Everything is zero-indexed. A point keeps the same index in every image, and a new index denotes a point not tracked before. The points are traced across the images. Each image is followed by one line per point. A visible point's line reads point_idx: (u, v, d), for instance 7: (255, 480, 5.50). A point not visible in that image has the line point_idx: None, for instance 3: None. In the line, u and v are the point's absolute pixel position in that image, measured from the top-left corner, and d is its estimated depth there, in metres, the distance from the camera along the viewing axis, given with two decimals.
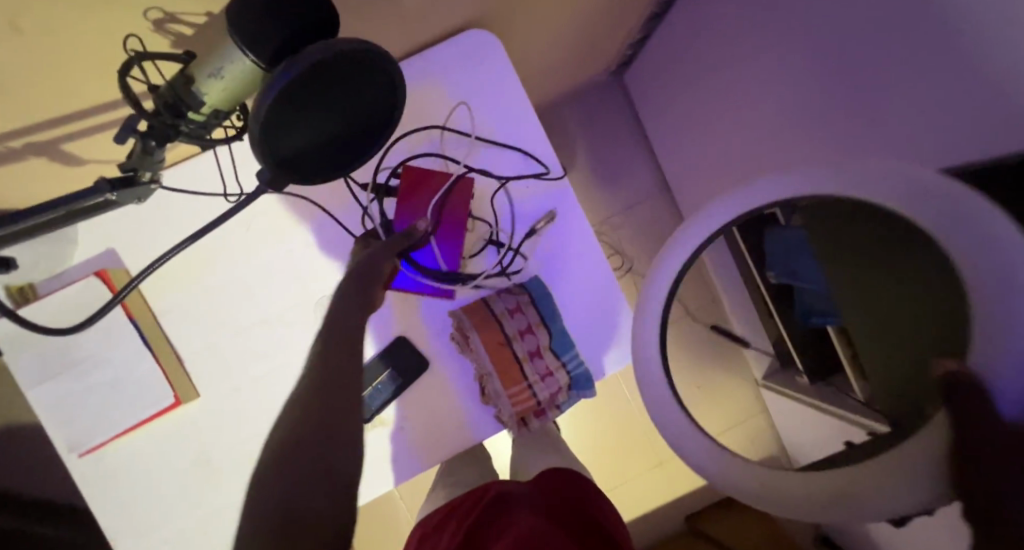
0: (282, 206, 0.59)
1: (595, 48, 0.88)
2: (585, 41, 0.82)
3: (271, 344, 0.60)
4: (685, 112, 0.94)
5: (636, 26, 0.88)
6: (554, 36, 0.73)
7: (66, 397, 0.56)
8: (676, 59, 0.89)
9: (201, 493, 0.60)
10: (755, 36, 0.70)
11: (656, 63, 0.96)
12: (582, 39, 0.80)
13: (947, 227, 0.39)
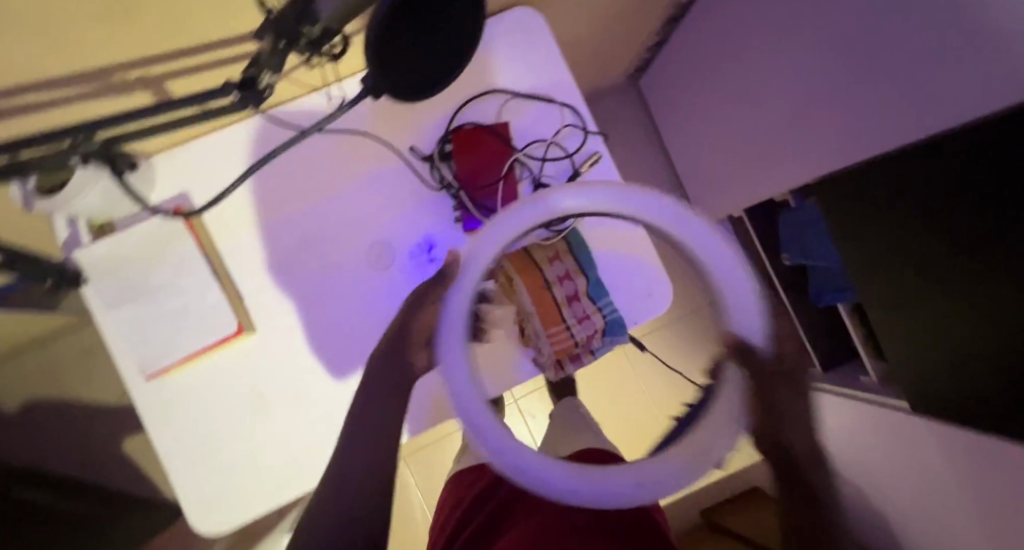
0: (341, 146, 0.60)
1: (620, 52, 0.95)
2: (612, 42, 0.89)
3: (325, 284, 0.60)
4: (700, 115, 1.01)
5: (657, 30, 0.94)
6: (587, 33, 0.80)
7: (130, 328, 0.56)
8: (693, 64, 0.95)
9: (252, 426, 0.60)
10: (770, 38, 0.75)
11: (673, 68, 1.02)
12: (610, 39, 0.87)
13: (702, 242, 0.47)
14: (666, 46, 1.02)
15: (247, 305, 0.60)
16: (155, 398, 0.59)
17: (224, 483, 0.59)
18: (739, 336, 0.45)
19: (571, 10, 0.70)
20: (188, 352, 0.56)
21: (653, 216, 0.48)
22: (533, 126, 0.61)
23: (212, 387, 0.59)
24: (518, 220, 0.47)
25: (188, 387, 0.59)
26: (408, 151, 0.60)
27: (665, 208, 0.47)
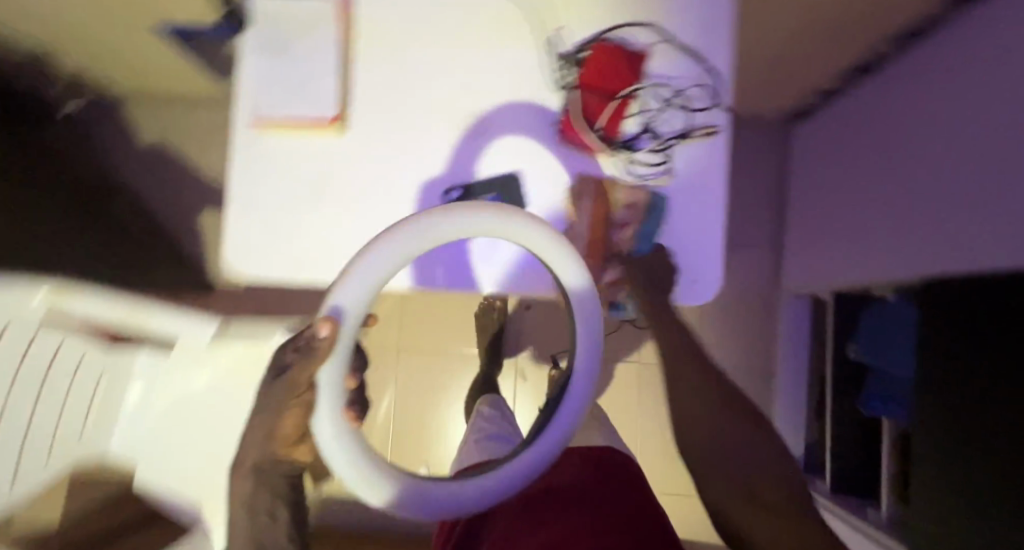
0: (498, 16, 0.62)
1: (788, 77, 0.94)
2: (783, 60, 0.88)
3: (422, 123, 0.62)
4: (831, 176, 0.97)
5: (834, 73, 0.91)
6: (764, 31, 0.81)
7: (258, 75, 0.62)
8: (847, 123, 0.92)
9: (303, 211, 0.63)
10: (930, 108, 0.71)
11: (828, 122, 0.99)
12: (781, 56, 0.87)
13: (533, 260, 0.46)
14: (835, 97, 0.98)
15: (347, 110, 0.63)
16: (237, 147, 0.62)
17: (255, 245, 0.63)
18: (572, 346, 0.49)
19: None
20: (290, 117, 0.62)
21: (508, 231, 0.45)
22: (670, 71, 0.60)
23: (286, 160, 0.63)
24: (390, 254, 0.41)
25: (271, 151, 0.63)
26: (550, 36, 0.60)
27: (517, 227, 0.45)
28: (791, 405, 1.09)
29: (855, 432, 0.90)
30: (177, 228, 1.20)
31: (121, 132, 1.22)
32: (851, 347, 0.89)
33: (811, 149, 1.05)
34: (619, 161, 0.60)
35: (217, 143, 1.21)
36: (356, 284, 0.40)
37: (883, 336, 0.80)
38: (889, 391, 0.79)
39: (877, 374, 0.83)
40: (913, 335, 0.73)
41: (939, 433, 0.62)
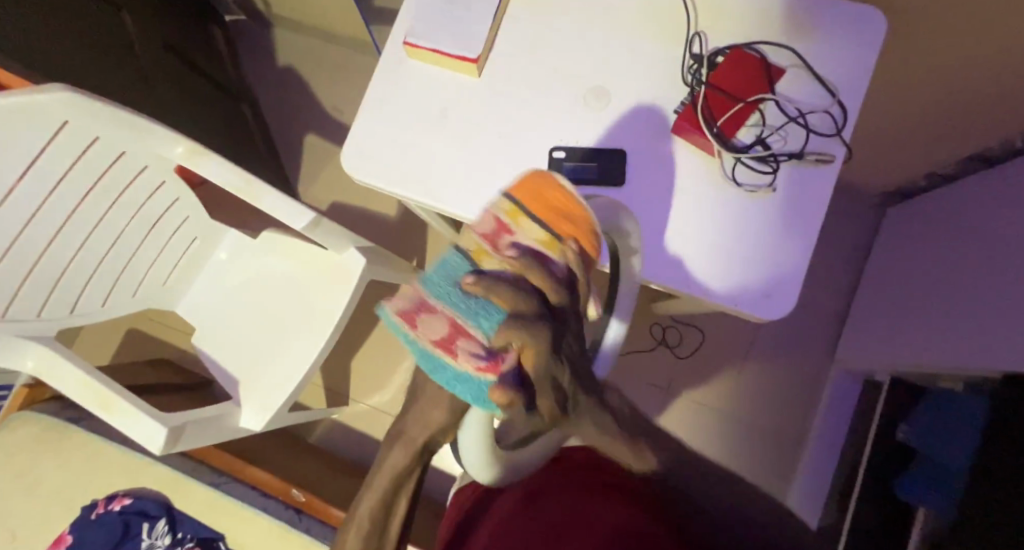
0: (645, 10, 0.66)
1: (901, 148, 0.95)
2: (905, 124, 0.89)
3: (546, 88, 0.68)
4: (915, 258, 0.96)
5: (947, 159, 0.91)
6: (896, 83, 0.82)
7: (419, 4, 0.68)
8: (946, 210, 0.91)
9: (417, 133, 0.69)
10: None
11: (927, 207, 0.98)
12: (904, 118, 0.88)
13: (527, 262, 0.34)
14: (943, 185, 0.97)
15: (488, 58, 0.69)
16: (387, 65, 0.70)
17: (367, 150, 0.69)
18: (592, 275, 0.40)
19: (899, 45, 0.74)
20: (433, 48, 0.66)
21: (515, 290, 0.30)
22: (798, 95, 0.62)
23: (424, 88, 0.69)
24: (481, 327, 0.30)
25: (408, 75, 0.70)
26: (691, 36, 0.64)
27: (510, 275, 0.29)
28: (813, 478, 1.06)
29: (878, 516, 0.89)
30: (285, 142, 1.31)
31: (265, 46, 1.34)
32: (901, 429, 0.89)
33: (900, 231, 1.04)
34: (729, 162, 0.61)
35: (341, 76, 1.31)
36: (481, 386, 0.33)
37: (940, 423, 0.79)
38: (934, 477, 0.77)
39: (924, 461, 0.81)
40: (976, 425, 0.72)
41: (974, 516, 0.61)
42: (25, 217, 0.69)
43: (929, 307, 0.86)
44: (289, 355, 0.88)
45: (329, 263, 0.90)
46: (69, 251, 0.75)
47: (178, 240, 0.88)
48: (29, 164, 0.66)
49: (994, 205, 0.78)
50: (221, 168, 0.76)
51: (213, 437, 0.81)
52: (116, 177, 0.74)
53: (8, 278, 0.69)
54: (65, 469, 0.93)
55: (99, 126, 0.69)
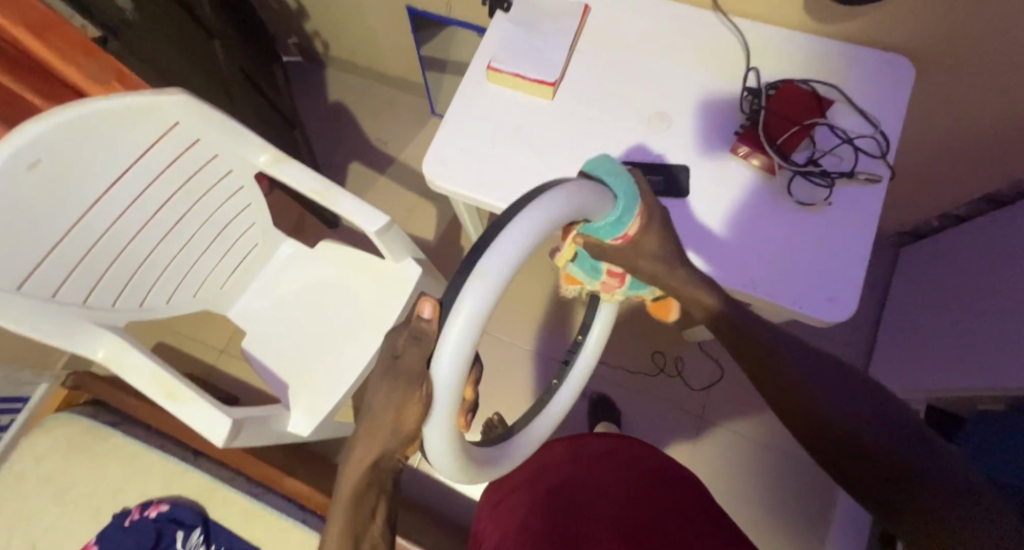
0: (701, 52, 0.77)
1: (922, 189, 1.05)
2: (926, 165, 0.99)
3: (615, 111, 0.75)
4: (939, 289, 1.05)
5: (962, 199, 1.02)
6: (918, 129, 0.93)
7: (502, 38, 0.77)
8: (966, 243, 1.01)
9: (495, 145, 0.74)
10: None
11: (944, 243, 1.08)
12: (927, 160, 0.98)
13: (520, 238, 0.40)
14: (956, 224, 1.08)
15: (561, 84, 0.76)
16: (468, 86, 0.77)
17: (448, 158, 0.74)
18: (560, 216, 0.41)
19: (924, 95, 0.85)
20: (515, 71, 0.74)
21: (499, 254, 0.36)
22: (842, 126, 0.72)
23: (502, 106, 0.76)
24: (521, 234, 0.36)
25: (488, 95, 0.76)
26: (747, 70, 0.74)
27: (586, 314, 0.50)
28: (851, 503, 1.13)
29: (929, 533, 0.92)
30: (330, 169, 1.37)
31: (317, 82, 1.44)
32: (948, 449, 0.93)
33: (919, 267, 1.14)
34: (788, 177, 0.70)
35: (390, 111, 1.40)
36: (451, 363, 0.35)
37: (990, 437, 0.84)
38: None
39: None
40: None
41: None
42: (121, 208, 0.73)
43: (963, 329, 0.93)
44: (342, 360, 0.89)
45: (383, 272, 0.93)
46: (150, 245, 0.78)
47: (242, 245, 0.91)
48: (135, 158, 0.71)
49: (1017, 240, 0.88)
50: (302, 174, 0.80)
51: (264, 438, 0.80)
52: (205, 177, 0.79)
53: (93, 267, 0.72)
54: (100, 476, 0.92)
55: (200, 127, 0.74)
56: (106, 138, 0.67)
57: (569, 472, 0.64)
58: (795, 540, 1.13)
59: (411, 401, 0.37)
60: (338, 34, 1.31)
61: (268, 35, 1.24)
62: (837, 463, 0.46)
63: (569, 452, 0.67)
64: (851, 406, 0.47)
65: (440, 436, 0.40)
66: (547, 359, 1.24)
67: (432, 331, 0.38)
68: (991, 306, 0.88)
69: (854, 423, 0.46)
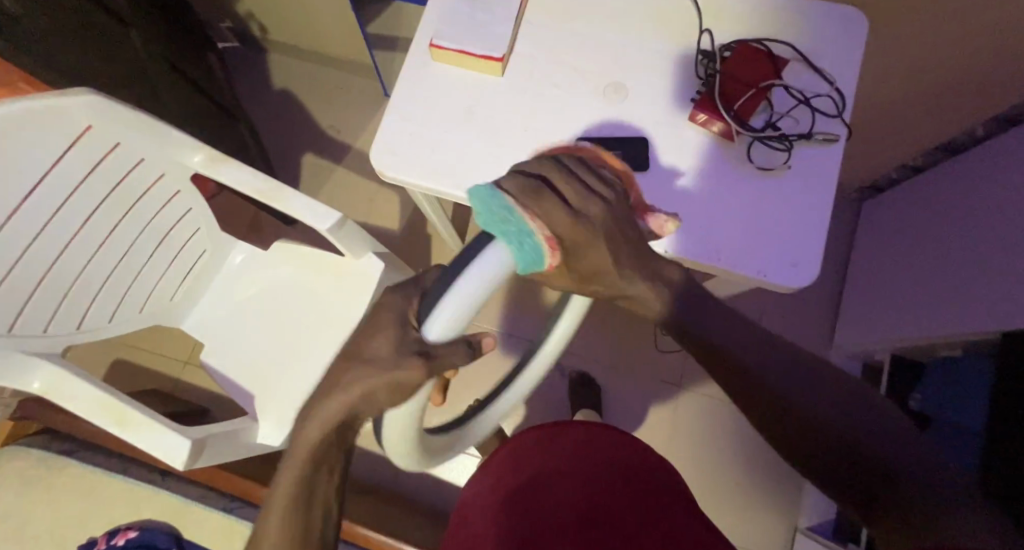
0: (653, 15, 0.73)
1: (880, 140, 1.06)
2: (883, 115, 1.00)
3: (568, 84, 0.72)
4: (898, 241, 1.07)
5: (918, 149, 1.03)
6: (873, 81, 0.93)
7: (443, 13, 0.72)
8: (923, 191, 1.02)
9: (446, 129, 0.70)
10: (1008, 168, 0.81)
11: (902, 193, 1.09)
12: (884, 110, 0.98)
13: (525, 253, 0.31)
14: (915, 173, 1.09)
15: (509, 58, 0.72)
16: (412, 67, 0.72)
17: (398, 145, 0.70)
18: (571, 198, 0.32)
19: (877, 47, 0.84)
20: (459, 48, 0.69)
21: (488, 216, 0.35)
22: (798, 85, 0.71)
23: (449, 87, 0.72)
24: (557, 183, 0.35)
25: (433, 75, 0.72)
26: (700, 34, 0.71)
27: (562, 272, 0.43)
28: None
29: None
30: (281, 162, 1.30)
31: (258, 69, 1.35)
32: (911, 396, 0.95)
33: (880, 219, 1.15)
34: (747, 141, 0.68)
35: (339, 96, 1.33)
36: (450, 314, 0.27)
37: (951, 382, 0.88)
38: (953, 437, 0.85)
39: (937, 430, 0.86)
40: (988, 382, 0.80)
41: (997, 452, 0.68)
42: (41, 226, 0.67)
43: (924, 278, 0.95)
44: (306, 363, 0.86)
45: (343, 269, 0.89)
46: (81, 263, 0.72)
47: (187, 254, 0.86)
48: (49, 170, 0.65)
49: (973, 189, 0.89)
50: (241, 174, 0.75)
51: (233, 454, 0.76)
52: (133, 185, 0.73)
53: (17, 293, 0.66)
54: (63, 507, 0.88)
55: (121, 131, 0.69)
56: (12, 151, 0.61)
57: (559, 456, 0.63)
58: (776, 495, 1.16)
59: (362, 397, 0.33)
60: (274, 17, 1.23)
61: (197, 22, 1.15)
62: (797, 446, 0.44)
63: (542, 441, 0.65)
64: (828, 399, 0.44)
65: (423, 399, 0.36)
66: (523, 340, 1.22)
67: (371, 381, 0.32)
68: (951, 254, 0.90)
69: (818, 413, 0.43)
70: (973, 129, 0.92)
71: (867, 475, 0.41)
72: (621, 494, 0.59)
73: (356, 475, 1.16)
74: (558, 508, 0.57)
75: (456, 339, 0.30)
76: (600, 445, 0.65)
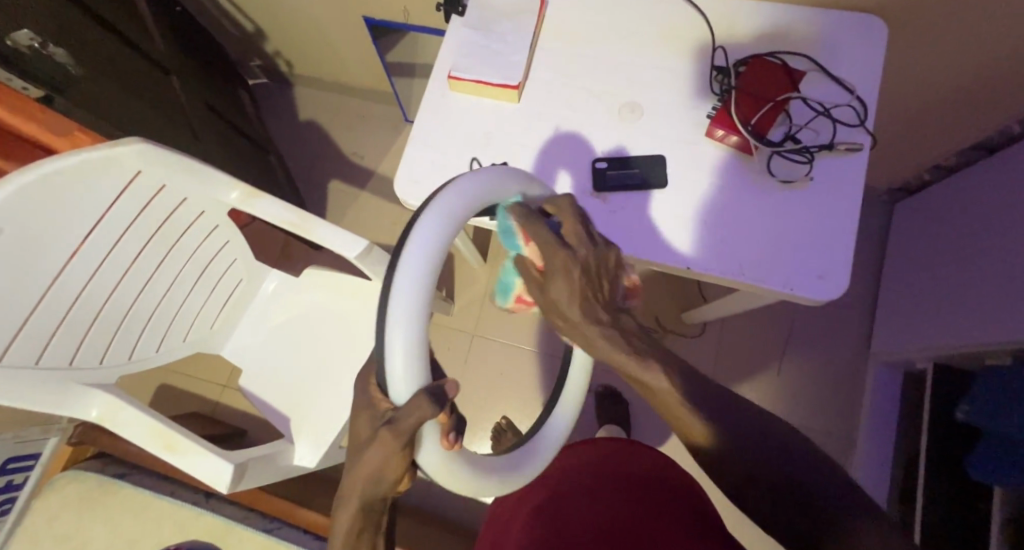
0: (666, 35, 0.74)
1: (911, 142, 1.03)
2: (913, 118, 0.97)
3: (584, 106, 0.73)
4: (934, 243, 1.04)
5: (951, 149, 1.00)
6: (897, 83, 0.91)
7: (460, 45, 0.74)
8: (961, 191, 0.99)
9: (466, 157, 0.72)
10: None
11: (939, 194, 1.06)
12: (913, 113, 0.96)
13: (419, 280, 0.39)
14: (949, 172, 1.06)
15: (525, 86, 0.74)
16: (432, 98, 0.75)
17: (420, 174, 0.72)
18: (401, 251, 0.40)
19: (901, 50, 0.83)
20: (477, 78, 0.71)
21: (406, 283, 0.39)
22: (816, 95, 0.70)
23: (468, 116, 0.74)
24: (431, 235, 0.41)
25: (452, 104, 0.74)
26: (715, 49, 0.72)
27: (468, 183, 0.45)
28: (875, 463, 1.09)
29: (947, 490, 0.92)
30: (310, 191, 1.35)
31: (286, 102, 1.41)
32: (960, 407, 0.89)
33: (914, 222, 1.12)
34: (769, 153, 0.68)
35: (363, 124, 1.38)
36: (398, 379, 0.38)
37: (999, 392, 0.80)
38: (1009, 452, 0.78)
39: (988, 438, 0.83)
40: None
41: None
42: (94, 264, 0.71)
43: (966, 283, 0.92)
44: (339, 385, 0.89)
45: (372, 293, 0.92)
46: (130, 298, 0.77)
47: (225, 283, 0.90)
48: (102, 213, 0.69)
49: (1015, 189, 0.85)
50: (275, 208, 0.79)
51: (272, 475, 0.79)
52: (176, 223, 0.78)
53: (74, 326, 0.70)
54: (116, 530, 0.92)
55: (164, 174, 0.73)
56: (71, 199, 0.65)
57: (574, 470, 0.64)
58: None
59: (390, 463, 0.38)
60: (301, 53, 1.28)
61: (229, 61, 1.21)
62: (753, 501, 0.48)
63: (561, 464, 0.66)
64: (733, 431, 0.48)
65: (430, 451, 0.40)
66: (550, 356, 1.23)
67: (379, 470, 0.39)
68: (995, 256, 0.86)
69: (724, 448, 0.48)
70: (1009, 127, 0.90)
71: (780, 488, 0.46)
72: (649, 497, 0.59)
73: None
74: (582, 514, 0.58)
75: (416, 396, 0.37)
76: (615, 455, 0.66)
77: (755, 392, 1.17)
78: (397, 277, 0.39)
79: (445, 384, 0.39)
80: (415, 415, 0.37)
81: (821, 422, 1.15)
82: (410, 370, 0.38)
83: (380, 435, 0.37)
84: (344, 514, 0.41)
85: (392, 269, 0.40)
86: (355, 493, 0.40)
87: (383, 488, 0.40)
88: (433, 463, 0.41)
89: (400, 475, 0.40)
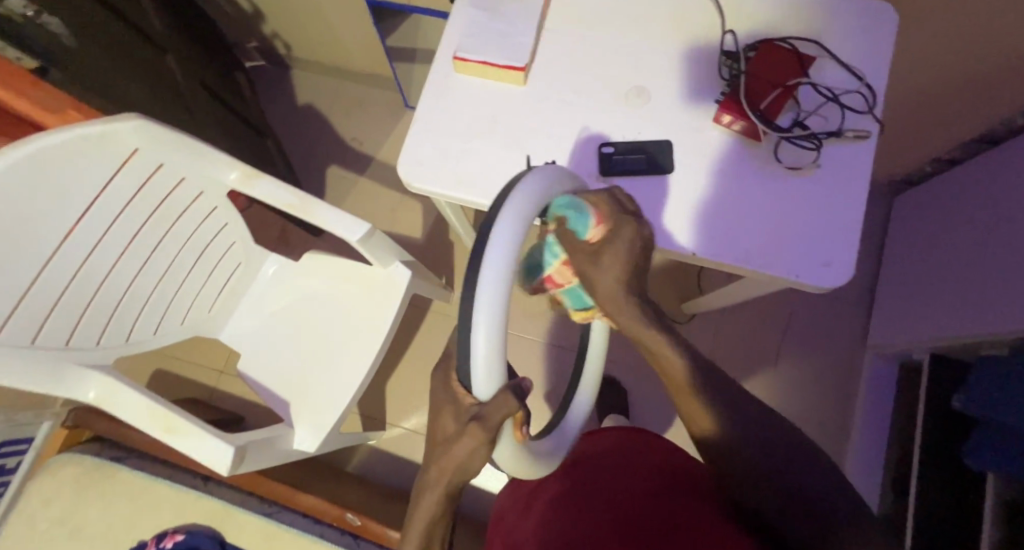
0: (676, 19, 0.73)
1: (912, 134, 1.04)
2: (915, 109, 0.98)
3: (591, 90, 0.72)
4: (933, 235, 1.05)
5: (954, 142, 1.00)
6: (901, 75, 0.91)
7: (465, 25, 0.73)
8: (960, 184, 1.00)
9: (472, 140, 0.71)
10: None
11: (938, 186, 1.07)
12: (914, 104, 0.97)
13: (501, 291, 0.35)
14: (950, 165, 1.06)
15: (531, 68, 0.73)
16: (437, 79, 0.74)
17: (425, 156, 0.71)
18: (481, 255, 0.36)
19: None
20: (483, 58, 0.70)
21: (489, 290, 0.34)
22: (825, 81, 0.70)
23: (473, 98, 0.73)
24: (510, 236, 0.36)
25: (457, 86, 0.73)
26: (723, 34, 0.71)
27: (539, 179, 0.40)
28: (869, 452, 1.11)
29: (939, 477, 0.94)
30: (309, 175, 1.34)
31: (284, 86, 1.40)
32: (955, 396, 0.90)
33: (913, 215, 1.13)
34: (777, 139, 0.67)
35: (363, 109, 1.37)
36: (482, 386, 0.36)
37: (994, 379, 0.82)
38: (1001, 439, 0.79)
39: (983, 426, 0.84)
40: None
41: None
42: (92, 242, 0.70)
43: (964, 273, 0.93)
44: (342, 368, 0.88)
45: (374, 279, 0.91)
46: (127, 278, 0.75)
47: (223, 266, 0.89)
48: (98, 192, 0.68)
49: (1013, 182, 0.86)
50: (276, 189, 0.78)
51: (270, 460, 0.78)
52: (175, 202, 0.76)
53: (71, 305, 0.69)
54: (113, 513, 0.92)
55: (162, 152, 0.72)
56: (66, 174, 0.64)
57: (589, 462, 0.63)
58: None
59: (474, 452, 0.37)
60: (300, 35, 1.27)
61: (227, 43, 1.19)
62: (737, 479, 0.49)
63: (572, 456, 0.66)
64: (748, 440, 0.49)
65: (507, 441, 0.40)
66: (550, 343, 1.23)
67: (465, 457, 0.37)
68: (993, 245, 0.87)
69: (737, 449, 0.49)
70: (1011, 119, 0.89)
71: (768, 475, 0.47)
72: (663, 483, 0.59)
73: (388, 478, 1.18)
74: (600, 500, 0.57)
75: (500, 393, 0.36)
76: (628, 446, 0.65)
77: (753, 382, 1.18)
78: (480, 287, 0.34)
79: (521, 381, 0.38)
80: (501, 408, 0.35)
81: (818, 410, 1.16)
82: (491, 374, 0.35)
83: (465, 431, 0.36)
84: (424, 505, 0.40)
85: (473, 273, 0.35)
86: (439, 481, 0.39)
87: (467, 474, 0.40)
88: (507, 452, 0.41)
89: (480, 467, 0.39)
